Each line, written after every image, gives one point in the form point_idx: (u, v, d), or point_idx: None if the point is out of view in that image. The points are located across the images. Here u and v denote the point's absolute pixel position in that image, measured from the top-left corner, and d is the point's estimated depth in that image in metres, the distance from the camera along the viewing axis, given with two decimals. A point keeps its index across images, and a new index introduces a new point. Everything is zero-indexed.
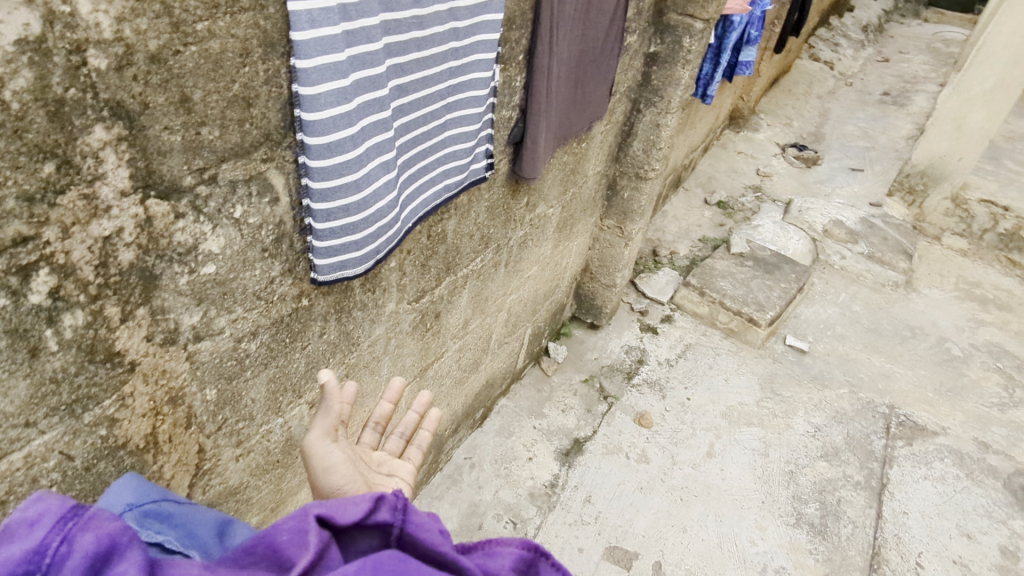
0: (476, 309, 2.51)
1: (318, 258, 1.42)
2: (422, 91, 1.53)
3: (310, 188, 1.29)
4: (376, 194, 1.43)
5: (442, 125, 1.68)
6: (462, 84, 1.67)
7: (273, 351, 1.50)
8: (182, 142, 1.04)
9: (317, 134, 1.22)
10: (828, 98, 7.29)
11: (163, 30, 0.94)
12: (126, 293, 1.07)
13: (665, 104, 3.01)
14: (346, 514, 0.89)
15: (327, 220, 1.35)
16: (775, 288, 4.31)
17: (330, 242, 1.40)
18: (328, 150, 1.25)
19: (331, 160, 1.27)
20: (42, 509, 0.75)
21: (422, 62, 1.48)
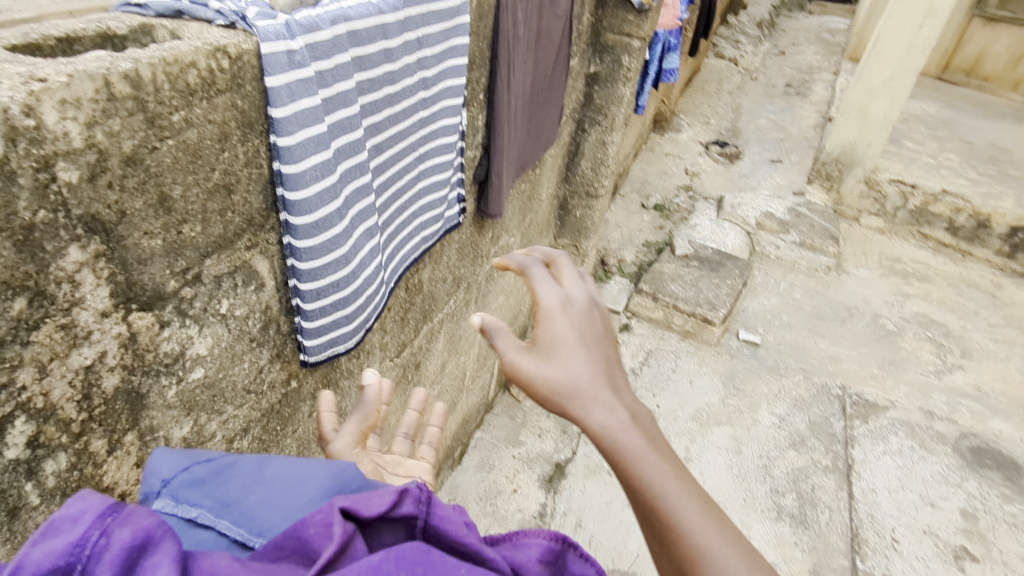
0: (451, 350, 2.42)
1: (308, 339, 1.31)
2: (396, 146, 1.44)
3: (297, 269, 1.19)
4: (363, 263, 1.33)
5: (417, 177, 1.60)
6: (432, 132, 1.59)
7: (265, 442, 1.37)
8: (163, 245, 0.92)
9: (303, 213, 1.12)
10: (739, 94, 7.62)
11: (139, 128, 0.82)
12: (112, 422, 0.93)
13: (610, 122, 3.03)
14: (371, 507, 0.70)
15: (317, 299, 1.25)
16: (722, 285, 4.43)
17: (320, 321, 1.29)
18: (315, 227, 1.15)
19: (318, 238, 1.17)
20: (82, 504, 0.57)
21: (395, 117, 1.40)
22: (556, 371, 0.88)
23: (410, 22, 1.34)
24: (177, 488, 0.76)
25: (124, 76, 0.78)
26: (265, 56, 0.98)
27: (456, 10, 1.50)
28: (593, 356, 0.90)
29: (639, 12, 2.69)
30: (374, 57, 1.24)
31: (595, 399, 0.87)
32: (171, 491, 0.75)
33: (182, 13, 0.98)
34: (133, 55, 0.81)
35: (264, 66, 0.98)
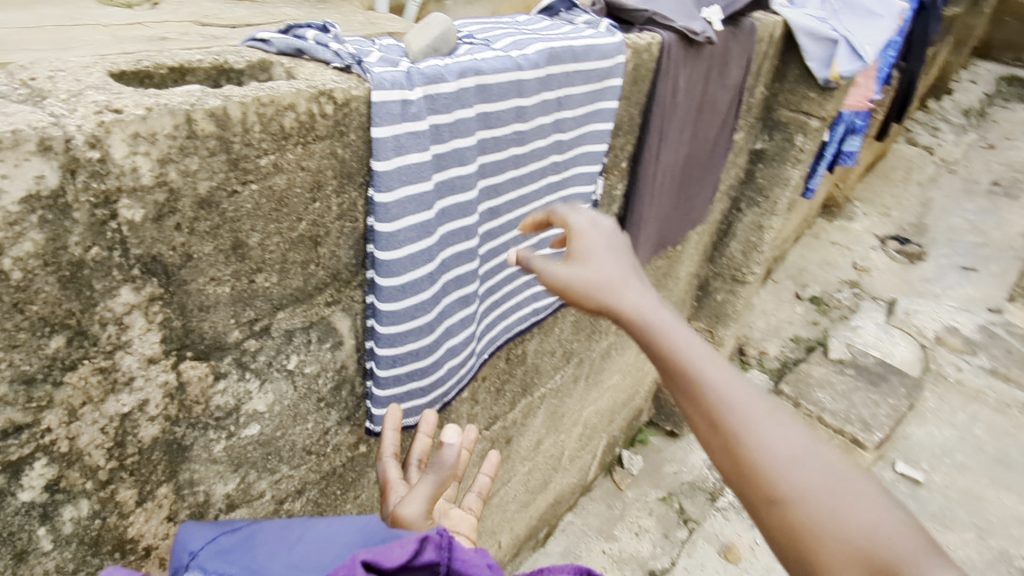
0: (551, 428, 2.21)
1: (376, 407, 1.19)
2: (517, 210, 1.32)
3: (376, 331, 1.08)
4: (447, 332, 1.21)
5: (536, 245, 1.46)
6: (562, 199, 1.45)
7: (321, 506, 1.26)
8: (231, 293, 0.85)
9: (391, 275, 1.01)
10: (936, 183, 6.65)
11: (219, 169, 0.75)
12: (146, 473, 0.86)
13: (770, 205, 2.72)
14: (391, 559, 0.64)
15: (392, 366, 1.13)
16: (882, 403, 3.78)
17: (393, 390, 1.17)
18: (402, 291, 1.05)
19: (403, 302, 1.06)
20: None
21: (519, 180, 1.27)
22: (581, 262, 0.83)
23: (552, 81, 1.22)
24: (206, 558, 0.73)
25: (210, 114, 0.71)
26: (375, 105, 0.89)
27: (607, 71, 1.36)
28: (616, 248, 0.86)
29: (823, 90, 2.39)
30: (503, 116, 1.13)
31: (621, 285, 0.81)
32: (200, 562, 0.72)
33: (302, 52, 0.92)
34: (227, 92, 0.75)
35: (372, 114, 0.90)
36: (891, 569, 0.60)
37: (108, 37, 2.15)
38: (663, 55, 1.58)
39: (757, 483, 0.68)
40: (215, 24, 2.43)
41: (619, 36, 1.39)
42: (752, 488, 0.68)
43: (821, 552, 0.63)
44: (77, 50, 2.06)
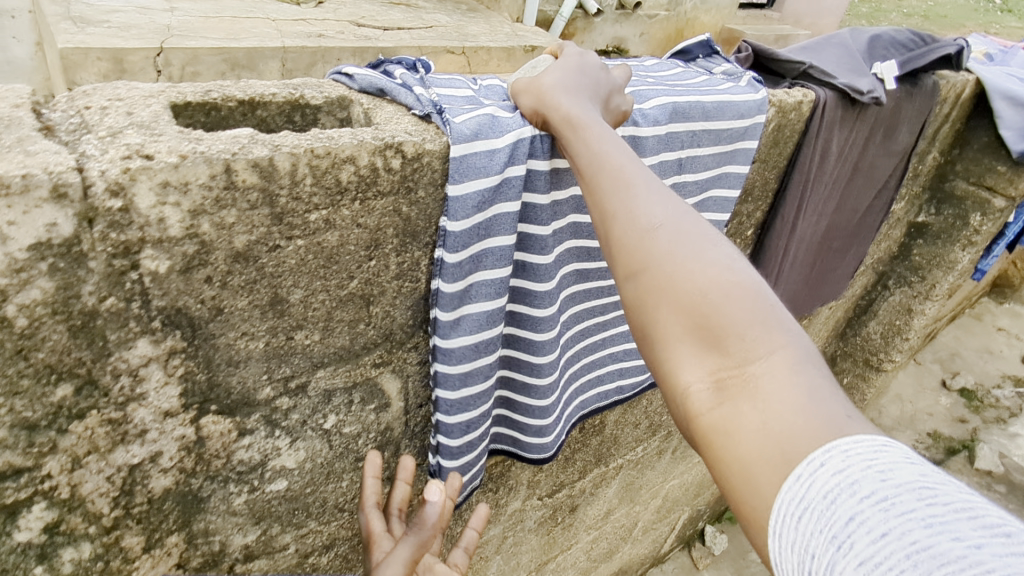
0: (624, 498, 2.00)
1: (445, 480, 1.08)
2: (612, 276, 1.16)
3: (442, 401, 0.96)
4: None
5: None
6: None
7: (351, 562, 1.17)
8: (264, 349, 0.78)
9: (462, 334, 0.91)
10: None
11: (260, 222, 0.68)
12: (155, 521, 0.81)
13: (926, 288, 2.33)
14: None
15: (465, 433, 1.02)
16: None
17: (465, 457, 1.06)
18: (475, 351, 0.93)
19: (475, 362, 0.95)
20: None
21: None
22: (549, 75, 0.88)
23: (674, 140, 1.05)
24: None
25: (252, 165, 0.64)
26: (454, 160, 0.78)
27: (742, 131, 1.16)
28: (588, 71, 0.92)
29: (1016, 164, 2.02)
30: None
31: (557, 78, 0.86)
32: None
33: (385, 92, 0.85)
34: (279, 140, 0.67)
35: (450, 171, 0.79)
36: (717, 336, 0.56)
37: (274, 31, 2.34)
38: (815, 114, 1.35)
39: (621, 261, 0.66)
40: (370, 28, 2.52)
41: (761, 92, 1.20)
42: (617, 265, 0.66)
43: (661, 328, 0.60)
44: (246, 41, 2.26)
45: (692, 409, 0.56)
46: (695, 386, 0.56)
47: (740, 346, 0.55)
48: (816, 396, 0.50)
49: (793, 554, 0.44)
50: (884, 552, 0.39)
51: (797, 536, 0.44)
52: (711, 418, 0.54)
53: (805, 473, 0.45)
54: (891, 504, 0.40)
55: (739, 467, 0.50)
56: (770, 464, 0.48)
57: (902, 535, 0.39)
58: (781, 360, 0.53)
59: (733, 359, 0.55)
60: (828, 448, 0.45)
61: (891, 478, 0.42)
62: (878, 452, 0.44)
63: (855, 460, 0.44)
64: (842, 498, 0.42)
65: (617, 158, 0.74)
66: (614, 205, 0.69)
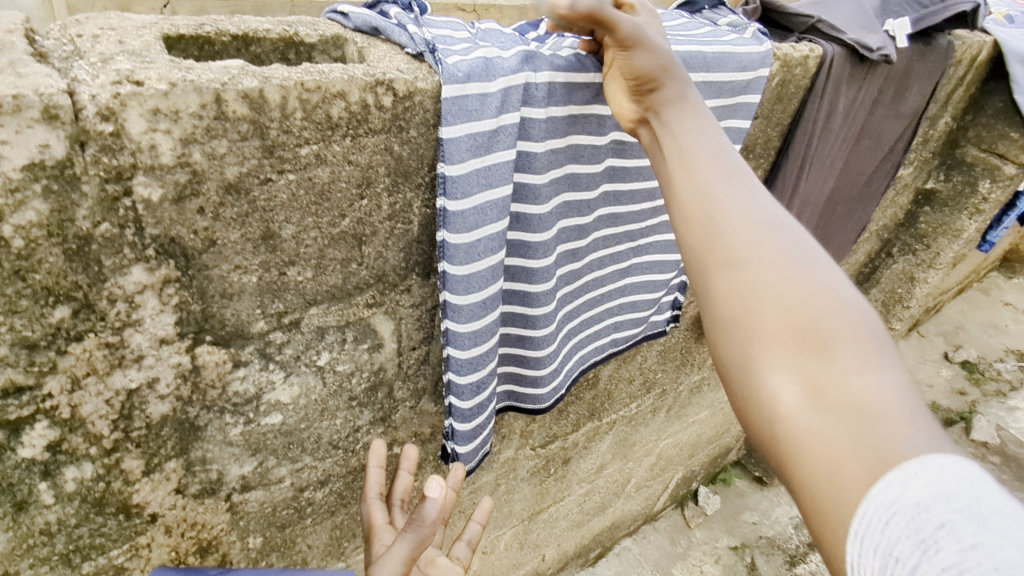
0: (618, 454, 2.05)
1: (460, 446, 1.08)
2: (606, 229, 1.17)
3: (453, 359, 0.96)
4: None
5: (625, 271, 1.30)
6: (660, 222, 1.27)
7: (345, 499, 1.21)
8: (258, 283, 0.80)
9: (470, 292, 0.89)
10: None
11: (251, 155, 0.69)
12: (153, 447, 0.84)
13: (930, 256, 2.31)
14: None
15: (476, 394, 1.02)
16: None
17: (476, 420, 1.06)
18: (484, 307, 0.92)
19: (484, 320, 0.94)
20: None
21: (610, 196, 1.13)
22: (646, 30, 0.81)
23: None
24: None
25: (243, 96, 0.65)
26: (446, 101, 0.77)
27: (745, 85, 1.15)
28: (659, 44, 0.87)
29: None
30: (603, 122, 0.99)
31: (649, 30, 0.81)
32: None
33: (379, 32, 0.85)
34: (269, 72, 0.68)
35: (444, 112, 0.78)
36: (817, 337, 0.53)
37: None
38: (822, 71, 1.33)
39: (717, 248, 0.61)
40: None
41: (766, 44, 1.18)
42: (705, 251, 0.63)
43: (752, 320, 0.56)
44: None
45: (778, 410, 0.52)
46: (782, 382, 0.52)
47: (840, 351, 0.52)
48: (916, 415, 0.48)
49: (874, 558, 0.42)
50: (971, 563, 0.38)
51: (880, 538, 0.42)
52: (798, 419, 0.50)
53: (897, 479, 0.43)
54: (982, 519, 0.40)
55: (827, 469, 0.47)
56: (861, 469, 0.45)
57: (993, 549, 0.38)
58: (883, 374, 0.50)
59: (831, 362, 0.51)
60: (924, 459, 0.44)
61: (986, 500, 0.41)
62: (973, 476, 0.43)
63: (954, 475, 0.42)
64: (934, 505, 0.41)
65: (710, 150, 0.72)
66: (709, 195, 0.66)
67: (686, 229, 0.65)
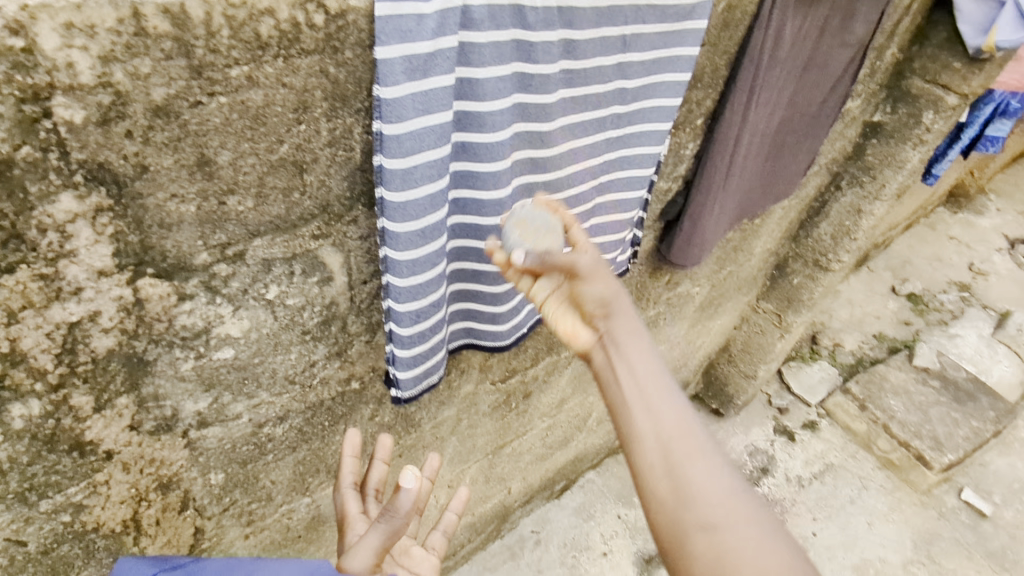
0: (577, 388, 2.11)
1: (401, 371, 1.09)
2: (568, 167, 1.15)
3: (392, 286, 0.96)
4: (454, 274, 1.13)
5: (591, 210, 1.30)
6: (621, 158, 1.26)
7: (306, 434, 1.23)
8: (197, 214, 0.79)
9: (406, 219, 0.89)
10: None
11: (178, 75, 0.67)
12: (102, 382, 0.84)
13: (876, 188, 2.37)
14: None
15: (415, 322, 1.02)
16: (962, 425, 3.08)
17: (416, 348, 1.07)
18: (422, 237, 0.93)
19: (422, 249, 0.94)
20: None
21: (569, 131, 1.09)
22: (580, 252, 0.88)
23: (617, 15, 1.01)
24: None
25: (164, 11, 0.62)
26: (380, 19, 0.74)
27: (689, 10, 1.13)
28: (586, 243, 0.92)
29: (971, 61, 2.05)
30: (550, 49, 0.94)
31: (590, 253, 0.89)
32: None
33: None
34: None
35: (376, 32, 0.75)
36: None
37: None
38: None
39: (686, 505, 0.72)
40: None
41: None
42: (676, 508, 0.73)
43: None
44: None
45: None
46: None
47: None
48: None
49: None
50: None
51: None
52: None
53: None
54: None
55: None
56: None
57: None
58: None
59: None
60: None
61: None
62: None
63: None
64: None
65: (656, 376, 0.82)
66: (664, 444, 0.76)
67: (643, 449, 0.77)
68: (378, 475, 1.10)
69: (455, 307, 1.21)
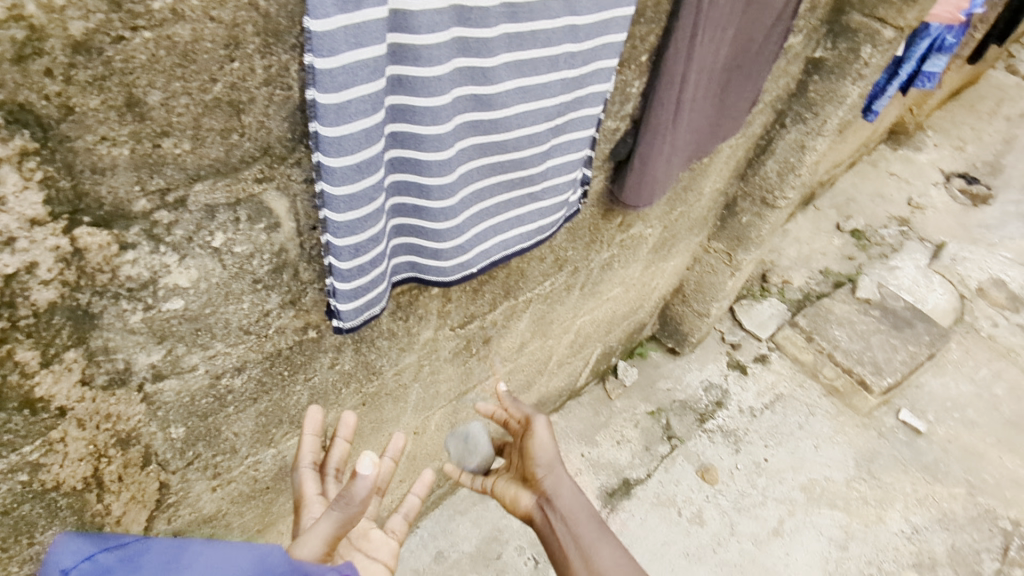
0: (537, 332, 2.15)
1: (341, 303, 1.10)
2: (518, 107, 1.14)
3: (330, 221, 0.96)
4: (394, 208, 1.13)
5: (546, 153, 1.30)
6: (575, 99, 1.26)
7: (266, 385, 1.23)
8: (131, 157, 0.77)
9: (339, 153, 0.89)
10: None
11: (96, 7, 0.65)
12: (48, 336, 0.83)
13: (818, 124, 2.43)
14: None
15: (354, 256, 1.03)
16: (900, 350, 3.27)
17: (357, 281, 1.07)
18: (358, 172, 0.92)
19: (358, 184, 0.94)
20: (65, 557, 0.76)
21: (517, 69, 1.08)
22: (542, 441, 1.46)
23: None
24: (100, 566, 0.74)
25: None
26: None
27: None
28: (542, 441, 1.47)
29: None
30: None
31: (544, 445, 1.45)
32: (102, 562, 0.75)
33: None
34: None
35: None
36: None
37: None
38: None
39: None
40: None
41: None
42: None
43: None
44: None
45: None
46: None
47: None
48: None
49: None
50: None
51: None
52: None
53: None
54: None
55: None
56: None
57: None
58: None
59: None
60: None
61: None
62: None
63: None
64: None
65: (586, 518, 1.32)
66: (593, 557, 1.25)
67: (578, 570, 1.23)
68: (339, 457, 1.23)
69: (398, 242, 1.21)
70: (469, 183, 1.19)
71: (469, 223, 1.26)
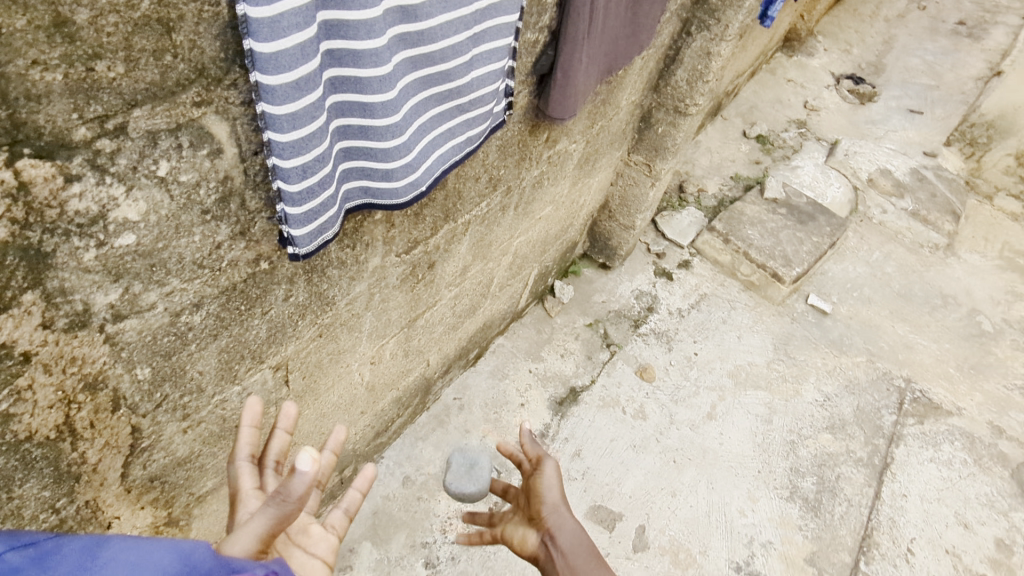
0: (477, 255, 2.22)
1: (295, 228, 1.12)
2: (440, 16, 1.16)
3: (275, 143, 0.97)
4: (339, 132, 1.13)
5: (469, 63, 1.33)
6: (490, 7, 1.29)
7: (225, 320, 1.24)
8: (65, 83, 0.76)
9: (278, 71, 0.88)
10: (908, 15, 5.73)
11: None
12: (3, 277, 0.83)
13: (721, 29, 2.54)
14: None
15: (303, 178, 1.04)
16: (805, 241, 3.58)
17: (307, 205, 1.09)
18: (297, 89, 0.93)
19: (300, 102, 0.94)
20: None
21: None
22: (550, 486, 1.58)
23: None
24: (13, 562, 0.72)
25: None
26: None
27: None
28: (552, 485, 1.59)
29: None
30: None
31: (550, 491, 1.57)
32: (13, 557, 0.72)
33: None
34: None
35: None
36: None
37: None
38: None
39: None
40: None
41: None
42: None
43: None
44: None
45: None
46: None
47: None
48: None
49: None
50: None
51: None
52: None
53: None
54: None
55: None
56: None
57: None
58: None
59: None
60: None
61: None
62: None
63: None
64: None
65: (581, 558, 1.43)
66: None
67: None
68: (281, 449, 1.20)
69: (350, 167, 1.22)
70: (406, 99, 1.21)
71: (412, 140, 1.29)
